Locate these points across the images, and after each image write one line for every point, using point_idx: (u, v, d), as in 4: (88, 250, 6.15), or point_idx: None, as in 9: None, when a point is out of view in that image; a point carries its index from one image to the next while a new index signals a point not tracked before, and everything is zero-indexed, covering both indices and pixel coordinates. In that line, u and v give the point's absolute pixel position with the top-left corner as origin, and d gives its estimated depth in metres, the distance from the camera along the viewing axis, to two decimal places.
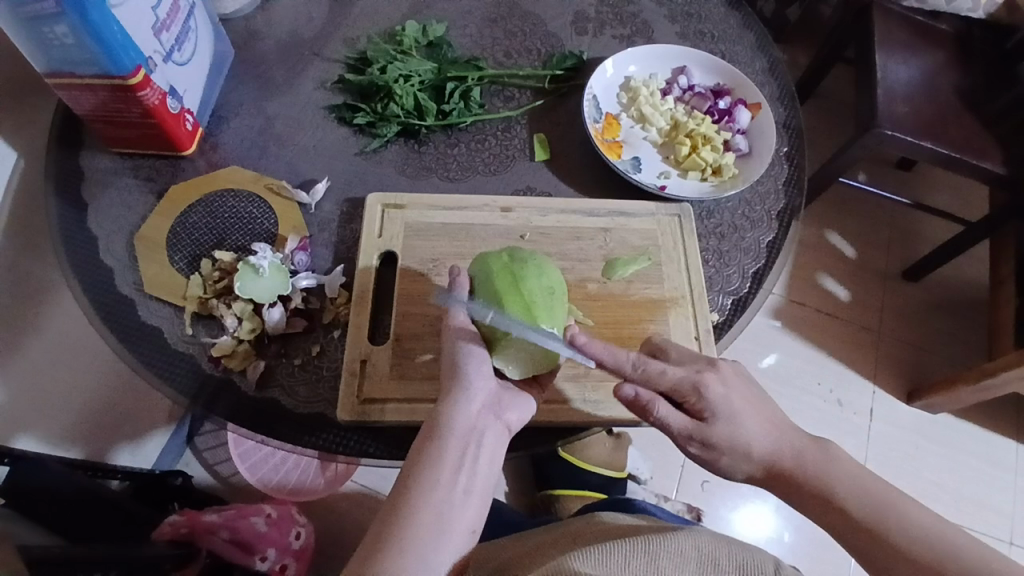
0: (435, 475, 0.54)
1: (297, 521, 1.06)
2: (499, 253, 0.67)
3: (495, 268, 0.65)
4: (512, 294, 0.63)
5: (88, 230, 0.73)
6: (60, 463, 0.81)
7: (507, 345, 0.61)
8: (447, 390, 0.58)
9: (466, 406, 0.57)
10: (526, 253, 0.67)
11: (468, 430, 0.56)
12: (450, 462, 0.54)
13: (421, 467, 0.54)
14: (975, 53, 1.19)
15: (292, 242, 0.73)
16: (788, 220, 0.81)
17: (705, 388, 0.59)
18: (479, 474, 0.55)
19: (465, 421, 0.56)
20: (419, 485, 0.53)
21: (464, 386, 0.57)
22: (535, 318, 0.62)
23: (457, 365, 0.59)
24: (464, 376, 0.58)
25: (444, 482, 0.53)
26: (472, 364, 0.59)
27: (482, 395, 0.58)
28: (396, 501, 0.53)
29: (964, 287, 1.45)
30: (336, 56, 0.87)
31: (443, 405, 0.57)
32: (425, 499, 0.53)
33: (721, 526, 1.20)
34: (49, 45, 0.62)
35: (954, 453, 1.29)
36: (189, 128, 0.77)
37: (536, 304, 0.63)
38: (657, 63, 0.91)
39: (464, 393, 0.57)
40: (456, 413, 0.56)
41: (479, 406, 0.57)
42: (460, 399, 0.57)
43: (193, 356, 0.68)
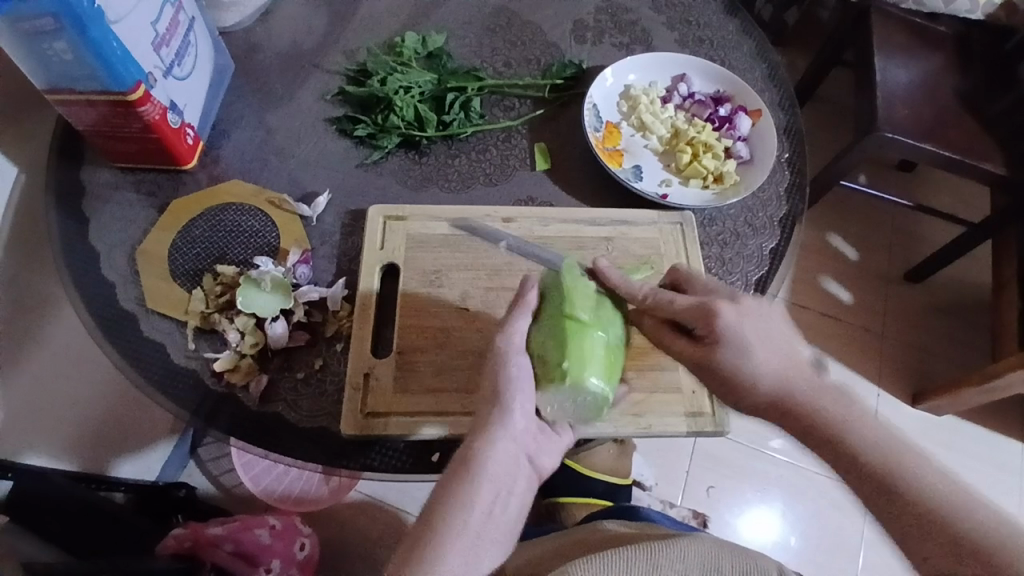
0: (466, 513, 0.53)
1: (301, 532, 1.05)
2: (577, 274, 0.64)
3: (570, 294, 0.62)
4: (580, 341, 0.60)
5: (89, 244, 0.73)
6: (62, 476, 0.80)
7: (557, 390, 0.61)
8: (486, 425, 0.57)
9: (505, 447, 0.56)
10: (590, 284, 0.65)
11: (504, 470, 0.56)
12: (482, 503, 0.54)
13: (454, 502, 0.54)
14: (974, 54, 1.19)
15: (295, 255, 0.73)
16: (790, 227, 0.81)
17: (719, 316, 0.59)
18: (505, 514, 0.55)
19: (502, 459, 0.56)
20: (451, 521, 0.53)
21: (505, 424, 0.57)
22: (596, 374, 0.60)
23: (502, 397, 0.58)
24: (508, 412, 0.57)
25: (475, 522, 0.53)
26: (520, 397, 0.58)
27: (521, 436, 0.58)
28: (423, 531, 0.53)
29: (967, 289, 1.45)
30: (335, 68, 0.87)
31: (482, 443, 0.56)
32: (455, 536, 0.52)
33: (726, 532, 1.20)
34: (48, 61, 0.62)
35: (960, 455, 1.29)
36: (189, 142, 0.77)
37: (596, 356, 0.60)
38: (656, 71, 0.91)
39: (503, 429, 0.57)
40: (494, 449, 0.56)
41: (515, 445, 0.57)
42: (500, 437, 0.56)
43: (196, 371, 0.68)
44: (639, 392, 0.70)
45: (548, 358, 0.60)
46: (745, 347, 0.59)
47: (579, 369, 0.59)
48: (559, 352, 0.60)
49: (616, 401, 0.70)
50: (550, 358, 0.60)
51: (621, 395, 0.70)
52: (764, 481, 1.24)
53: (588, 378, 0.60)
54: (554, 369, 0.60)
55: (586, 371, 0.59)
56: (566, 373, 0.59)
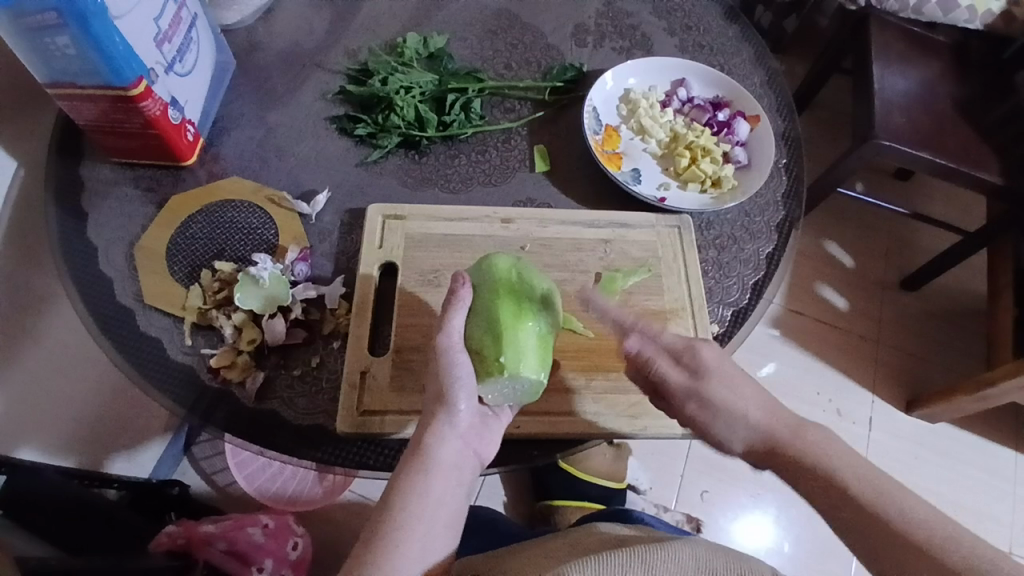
0: (421, 504, 0.53)
1: (294, 532, 1.04)
2: (506, 270, 0.66)
3: (498, 290, 0.64)
4: (514, 330, 0.62)
5: (88, 239, 0.73)
6: (57, 472, 0.80)
7: (496, 383, 0.62)
8: (431, 419, 0.58)
9: (451, 437, 0.57)
10: (534, 277, 0.67)
11: (452, 459, 0.56)
12: (436, 494, 0.54)
13: (407, 493, 0.53)
14: (971, 65, 1.20)
15: (293, 253, 0.73)
16: (787, 231, 0.81)
17: (701, 349, 0.64)
18: (457, 505, 0.55)
19: (450, 449, 0.56)
20: (405, 512, 0.52)
21: (451, 415, 0.58)
22: (530, 361, 0.62)
23: (445, 391, 0.58)
24: (451, 404, 0.58)
25: (428, 511, 0.53)
26: (461, 390, 0.58)
27: (466, 427, 0.58)
28: (379, 526, 0.52)
29: (962, 297, 1.46)
30: (337, 67, 0.88)
31: (427, 434, 0.57)
32: (411, 527, 0.52)
33: (720, 536, 1.20)
34: (50, 56, 0.62)
35: (955, 463, 1.29)
36: (190, 138, 0.77)
37: (531, 347, 0.62)
38: (656, 76, 0.92)
39: (449, 425, 0.57)
40: (442, 442, 0.56)
41: (460, 437, 0.58)
42: (446, 430, 0.57)
43: (192, 367, 0.67)
44: (635, 394, 0.70)
45: (485, 352, 0.62)
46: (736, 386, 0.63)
47: (516, 359, 0.61)
48: (496, 345, 0.61)
49: (612, 402, 0.70)
50: (488, 352, 0.61)
51: (617, 397, 0.70)
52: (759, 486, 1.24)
53: (522, 366, 0.61)
54: (492, 362, 0.61)
55: (522, 359, 0.61)
56: (502, 364, 0.61)
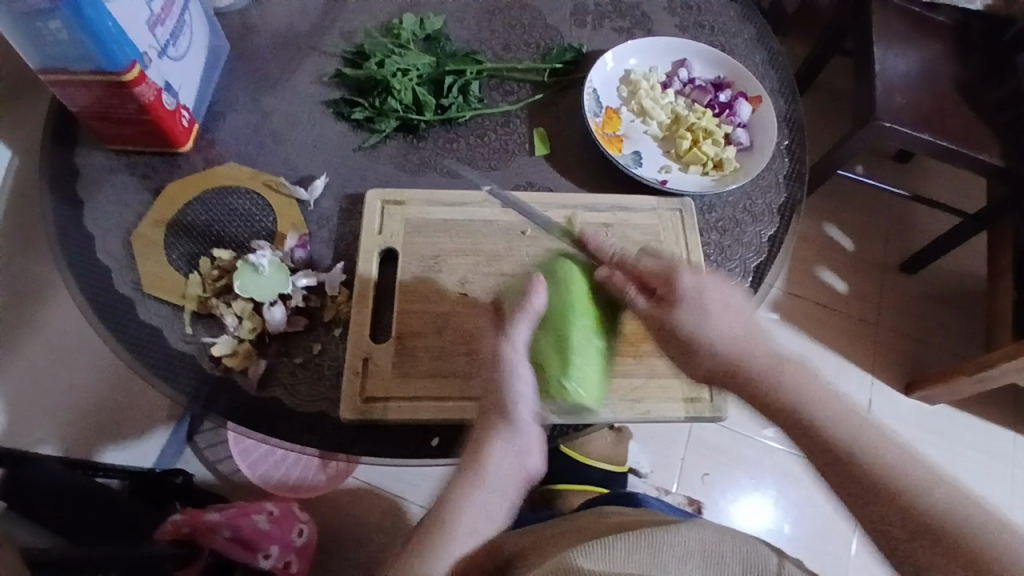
0: (469, 516, 0.54)
1: (298, 518, 1.05)
2: (576, 282, 0.65)
3: (577, 309, 0.64)
4: (581, 357, 0.63)
5: (84, 228, 0.73)
6: (58, 463, 0.79)
7: (557, 403, 0.64)
8: (492, 438, 0.57)
9: (509, 456, 0.57)
10: (601, 284, 0.66)
11: (505, 478, 0.56)
12: (485, 508, 0.55)
13: (460, 506, 0.55)
14: (973, 44, 1.19)
15: (292, 240, 0.73)
16: (789, 214, 0.81)
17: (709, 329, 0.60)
18: (499, 518, 0.56)
19: (502, 469, 0.56)
20: (456, 523, 0.54)
21: (513, 435, 0.57)
22: (590, 388, 0.64)
23: (509, 407, 0.57)
24: (512, 422, 0.57)
25: (475, 522, 0.54)
26: (525, 406, 0.57)
27: (528, 447, 0.58)
28: (429, 533, 0.54)
29: (961, 279, 1.46)
30: (332, 50, 0.86)
31: (488, 455, 0.56)
32: (459, 537, 0.54)
33: (721, 518, 1.21)
34: (42, 40, 0.61)
35: (952, 444, 1.30)
36: (185, 124, 0.76)
37: (594, 373, 0.64)
38: (657, 56, 0.91)
39: (507, 441, 0.57)
40: (498, 460, 0.56)
41: (515, 452, 0.57)
42: (503, 449, 0.56)
43: (194, 356, 0.67)
44: (637, 378, 0.70)
45: (550, 372, 0.63)
46: (708, 313, 0.60)
47: (578, 386, 0.63)
48: (563, 369, 0.62)
49: (616, 386, 0.70)
50: (554, 373, 0.62)
51: (619, 380, 0.70)
52: (759, 468, 1.25)
53: (585, 394, 0.64)
54: (554, 383, 0.63)
55: (585, 387, 0.64)
56: (566, 391, 0.63)
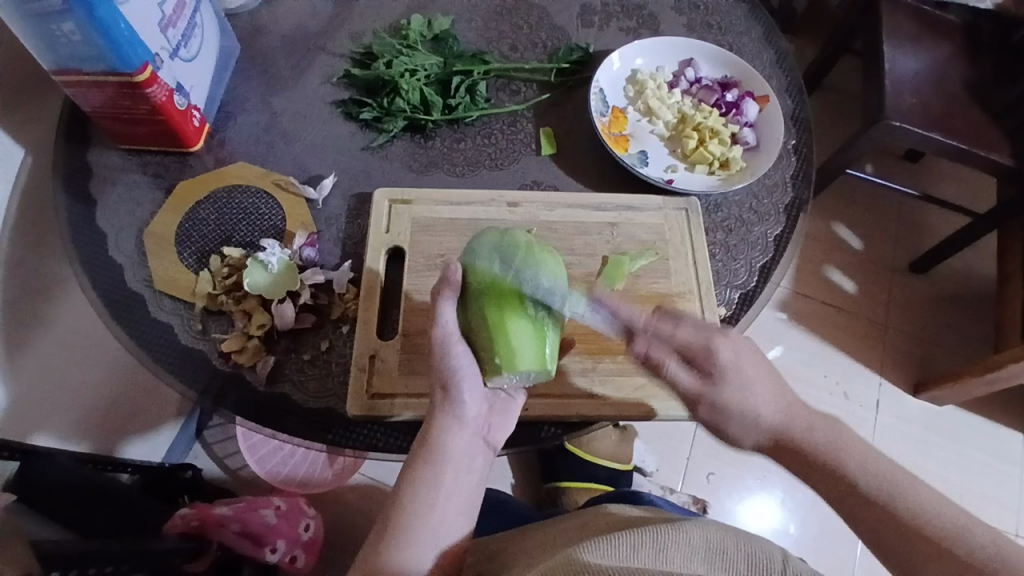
0: (432, 495, 0.55)
1: (306, 513, 1.08)
2: (487, 255, 0.62)
3: (484, 283, 0.61)
4: (504, 328, 0.59)
5: (97, 225, 0.74)
6: (72, 458, 0.81)
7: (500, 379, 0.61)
8: (435, 413, 0.59)
9: (458, 430, 0.58)
10: (523, 254, 0.63)
11: (461, 450, 0.57)
12: (446, 485, 0.55)
13: (418, 483, 0.55)
14: (983, 44, 1.18)
15: (301, 238, 0.74)
16: (796, 213, 0.81)
17: (717, 351, 0.60)
18: (468, 492, 0.57)
19: (457, 441, 0.57)
20: (415, 501, 0.54)
21: (457, 409, 0.59)
22: (530, 356, 0.60)
23: (449, 385, 0.59)
24: (455, 397, 0.59)
25: (442, 499, 0.55)
26: (465, 382, 0.59)
27: (472, 419, 0.59)
28: (392, 513, 0.54)
29: (971, 280, 1.45)
30: (341, 50, 0.87)
31: (434, 429, 0.58)
32: (428, 518, 0.54)
33: (727, 518, 1.21)
34: (57, 42, 0.62)
35: (960, 445, 1.29)
36: (196, 124, 0.77)
37: (524, 342, 0.60)
38: (664, 56, 0.91)
39: (454, 416, 0.58)
40: (449, 436, 0.57)
41: (466, 428, 0.59)
42: (452, 426, 0.58)
43: (204, 352, 0.68)
44: (642, 377, 0.71)
45: (480, 353, 0.60)
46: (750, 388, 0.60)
47: (511, 359, 0.59)
48: (490, 347, 0.59)
49: (621, 385, 0.70)
50: (483, 354, 0.60)
51: (624, 379, 0.71)
52: (765, 469, 1.25)
53: (521, 363, 0.59)
54: (488, 363, 0.60)
55: (516, 357, 0.59)
56: (500, 366, 0.59)
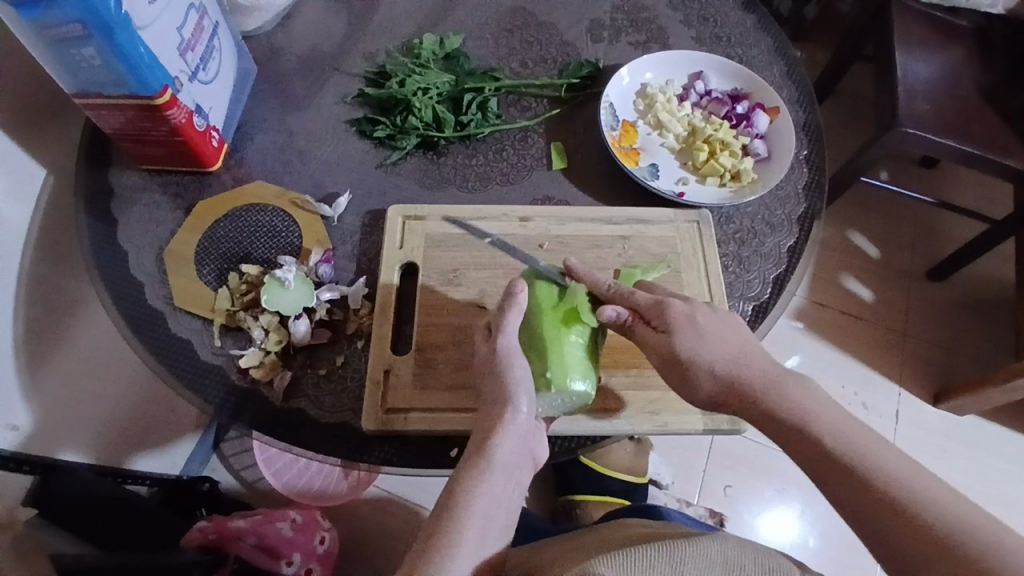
0: (483, 504, 0.54)
1: (321, 526, 1.08)
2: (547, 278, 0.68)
3: (543, 301, 0.66)
4: (559, 345, 0.63)
5: (119, 245, 0.76)
6: (91, 471, 0.82)
7: (546, 397, 0.64)
8: (494, 419, 0.58)
9: (512, 439, 0.57)
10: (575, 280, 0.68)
11: (512, 460, 0.57)
12: (497, 495, 0.55)
13: (472, 488, 0.54)
14: (997, 48, 1.17)
15: (317, 255, 0.75)
16: (809, 224, 0.80)
17: (671, 306, 0.63)
18: (510, 504, 0.56)
19: (510, 451, 0.57)
20: (468, 505, 0.53)
21: (515, 417, 0.58)
22: (576, 374, 0.63)
23: (511, 391, 0.59)
24: (515, 403, 0.58)
25: (490, 509, 0.54)
26: (524, 392, 0.59)
27: (525, 430, 0.59)
28: (441, 519, 0.53)
29: (990, 287, 1.42)
30: (355, 70, 0.89)
31: (490, 436, 0.57)
32: (477, 526, 0.52)
33: (745, 531, 1.19)
34: (77, 67, 0.64)
35: (983, 456, 1.27)
36: (214, 144, 0.79)
37: (576, 358, 0.64)
38: (674, 69, 0.91)
39: (512, 424, 0.58)
40: (505, 443, 0.57)
41: (520, 437, 0.58)
42: (507, 433, 0.57)
43: (222, 368, 0.69)
44: (654, 391, 0.71)
45: (532, 368, 0.64)
46: (703, 337, 0.61)
47: (561, 375, 0.62)
48: (542, 361, 0.63)
49: (634, 399, 0.70)
50: (536, 368, 0.63)
51: (637, 393, 0.70)
52: (782, 481, 1.23)
53: (569, 379, 0.63)
54: (539, 377, 0.63)
55: (569, 372, 0.63)
56: (550, 380, 0.62)
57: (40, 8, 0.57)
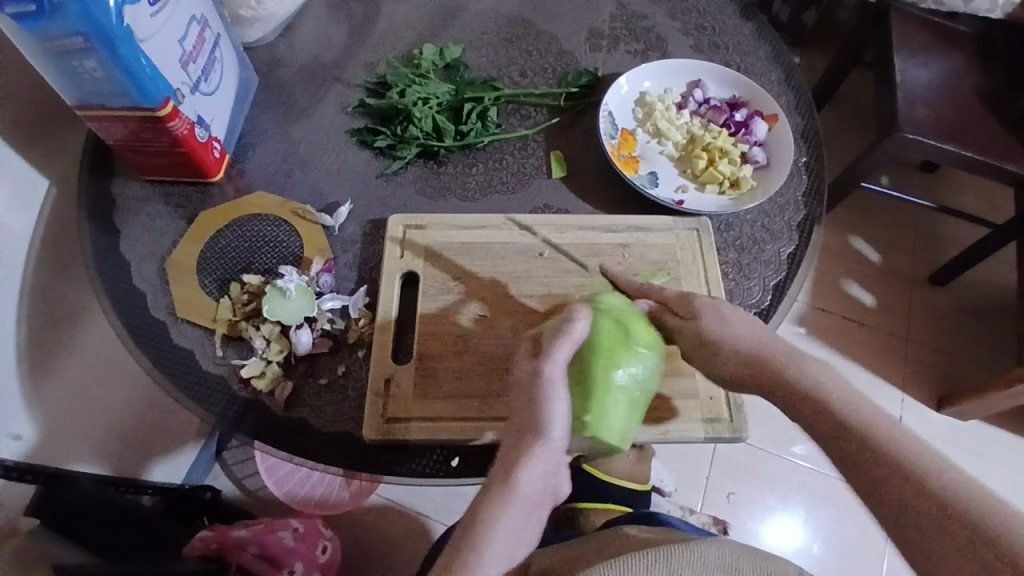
0: (503, 540, 0.51)
1: (323, 535, 1.08)
2: (610, 314, 0.66)
3: (609, 342, 0.64)
4: (606, 397, 0.63)
5: (122, 255, 0.76)
6: (93, 480, 0.82)
7: (577, 437, 0.64)
8: (526, 451, 0.54)
9: (537, 473, 0.54)
10: (639, 321, 0.67)
11: (537, 495, 0.54)
12: (517, 531, 0.52)
13: (493, 525, 0.51)
14: (996, 53, 1.17)
15: (318, 264, 0.75)
16: (809, 230, 0.81)
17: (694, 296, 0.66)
18: (529, 536, 0.54)
19: (535, 484, 0.54)
20: (489, 543, 0.50)
21: (544, 450, 0.54)
22: (613, 426, 0.64)
23: (547, 424, 0.55)
24: (548, 437, 0.54)
25: (508, 546, 0.51)
26: (559, 423, 0.55)
27: (555, 463, 0.55)
28: (457, 552, 0.50)
29: (992, 291, 1.42)
30: (355, 81, 0.90)
31: (517, 471, 0.53)
32: (493, 562, 0.50)
33: (748, 538, 1.19)
34: (79, 78, 0.64)
35: (989, 462, 1.26)
36: (216, 155, 0.79)
37: (617, 413, 0.64)
38: (672, 77, 0.92)
39: (542, 457, 0.54)
40: (530, 477, 0.53)
41: (548, 472, 0.55)
42: (537, 467, 0.54)
43: (223, 378, 0.70)
44: (655, 399, 0.70)
45: (572, 409, 0.64)
46: (725, 318, 0.63)
47: (600, 428, 0.63)
48: (586, 406, 0.63)
49: None
50: (574, 410, 0.64)
51: None
52: (785, 487, 1.23)
53: (606, 431, 0.63)
54: (578, 422, 0.63)
55: (607, 425, 0.63)
56: (585, 425, 0.63)
57: (42, 20, 0.58)
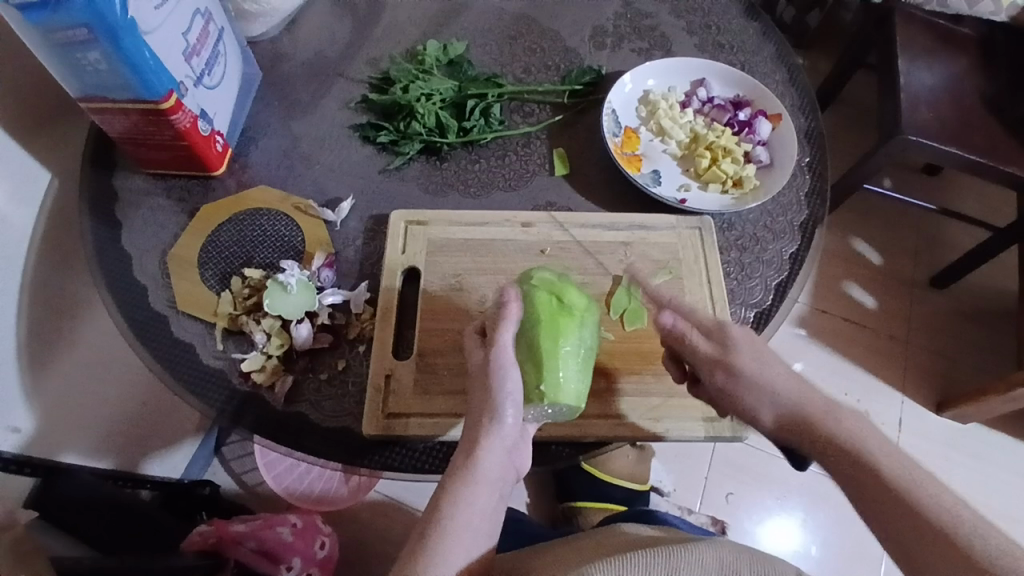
0: (467, 515, 0.53)
1: (320, 531, 1.08)
2: (543, 287, 0.65)
3: (543, 314, 0.63)
4: (554, 362, 0.62)
5: (123, 248, 0.76)
6: (92, 473, 0.81)
7: (536, 408, 0.64)
8: (480, 430, 0.58)
9: (496, 452, 0.57)
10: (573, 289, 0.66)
11: (497, 473, 0.57)
12: (481, 507, 0.54)
13: (456, 501, 0.54)
14: (1000, 56, 1.17)
15: (319, 259, 0.75)
16: (811, 230, 0.80)
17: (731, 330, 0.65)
18: (495, 513, 0.56)
19: (494, 462, 0.57)
20: (453, 519, 0.53)
21: (499, 429, 0.58)
22: (567, 390, 0.63)
23: (495, 404, 0.58)
24: (501, 418, 0.58)
25: (474, 522, 0.54)
26: (510, 404, 0.59)
27: (510, 442, 0.58)
28: (425, 531, 0.53)
29: (994, 295, 1.42)
30: (359, 76, 0.89)
31: (473, 449, 0.57)
32: (461, 539, 0.52)
33: (746, 539, 1.19)
34: (82, 70, 0.64)
35: (989, 466, 1.26)
36: (219, 149, 0.79)
37: (570, 375, 0.63)
38: (675, 75, 0.92)
39: (497, 436, 0.57)
40: (489, 455, 0.57)
41: (507, 451, 0.58)
42: (494, 444, 0.57)
43: (224, 372, 0.70)
44: (656, 398, 0.70)
45: (526, 381, 0.63)
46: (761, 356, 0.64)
47: (554, 391, 0.62)
48: (536, 374, 0.62)
49: (635, 405, 0.70)
50: (528, 381, 0.63)
51: (638, 400, 0.70)
52: (784, 488, 1.23)
53: (563, 396, 0.63)
54: (532, 391, 0.63)
55: (561, 389, 0.62)
56: (542, 394, 0.62)
57: (47, 12, 0.57)
